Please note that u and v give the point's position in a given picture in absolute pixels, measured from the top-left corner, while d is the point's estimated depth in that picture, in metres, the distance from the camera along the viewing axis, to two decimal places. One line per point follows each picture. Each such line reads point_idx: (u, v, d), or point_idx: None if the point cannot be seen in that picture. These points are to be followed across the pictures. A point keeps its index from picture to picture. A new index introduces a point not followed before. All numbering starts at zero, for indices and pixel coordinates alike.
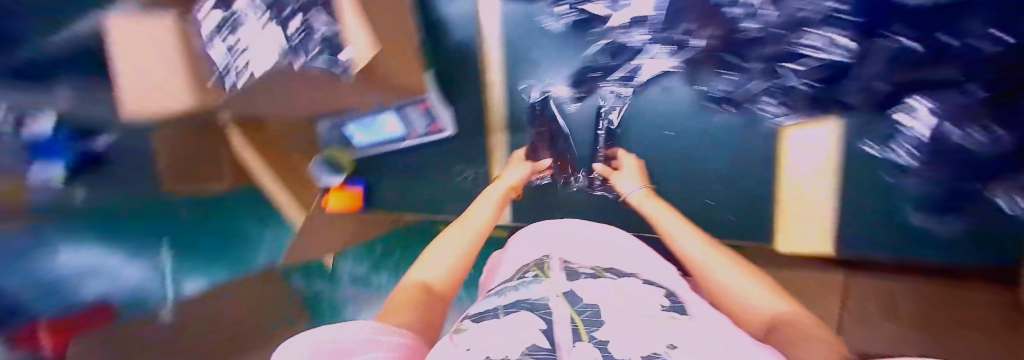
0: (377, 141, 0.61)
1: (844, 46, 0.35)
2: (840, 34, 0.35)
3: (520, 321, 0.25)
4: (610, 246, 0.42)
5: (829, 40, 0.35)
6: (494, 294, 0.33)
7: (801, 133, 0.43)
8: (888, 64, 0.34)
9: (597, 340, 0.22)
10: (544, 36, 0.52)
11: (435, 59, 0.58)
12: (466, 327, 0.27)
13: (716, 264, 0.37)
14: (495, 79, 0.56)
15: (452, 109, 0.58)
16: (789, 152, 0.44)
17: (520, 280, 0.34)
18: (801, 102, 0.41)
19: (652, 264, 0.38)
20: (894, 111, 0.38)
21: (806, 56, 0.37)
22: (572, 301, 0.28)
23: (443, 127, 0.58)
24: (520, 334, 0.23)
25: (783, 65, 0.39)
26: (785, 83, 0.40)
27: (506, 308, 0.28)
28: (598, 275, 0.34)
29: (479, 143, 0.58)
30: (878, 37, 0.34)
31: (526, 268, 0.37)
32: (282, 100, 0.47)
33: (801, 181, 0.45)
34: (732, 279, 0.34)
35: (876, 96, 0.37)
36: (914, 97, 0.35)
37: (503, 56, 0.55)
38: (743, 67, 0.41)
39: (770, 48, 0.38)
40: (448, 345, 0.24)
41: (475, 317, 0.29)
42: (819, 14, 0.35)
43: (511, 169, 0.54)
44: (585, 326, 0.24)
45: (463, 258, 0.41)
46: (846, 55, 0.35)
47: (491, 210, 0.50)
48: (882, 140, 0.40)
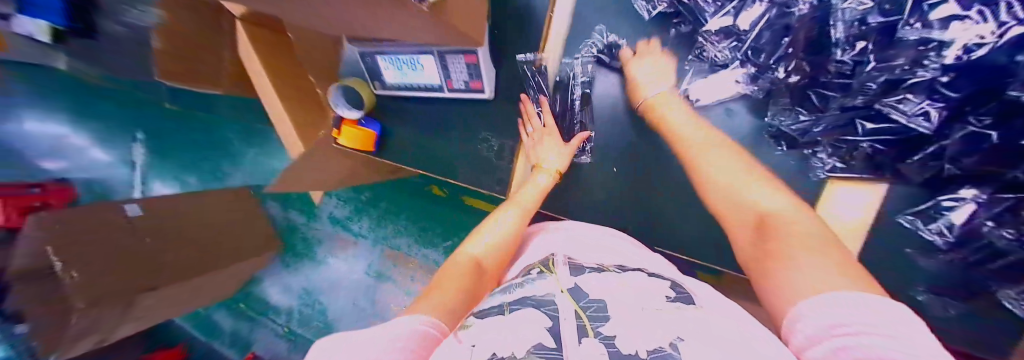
0: (407, 84, 0.56)
1: (930, 121, 0.32)
2: (934, 108, 0.31)
3: (524, 317, 0.24)
4: (616, 248, 0.41)
5: (920, 108, 0.32)
6: (501, 292, 0.31)
7: (850, 190, 0.41)
8: (964, 151, 0.32)
9: (603, 335, 0.21)
10: (623, 16, 0.48)
11: (498, 12, 0.52)
12: (470, 323, 0.25)
13: (715, 148, 0.37)
14: (554, 49, 0.51)
15: (497, 71, 0.53)
16: (831, 207, 0.41)
17: (524, 278, 0.32)
18: (860, 165, 0.39)
19: (665, 269, 0.38)
20: (944, 196, 0.37)
21: (889, 118, 0.35)
22: (576, 296, 0.26)
23: (483, 88, 0.52)
24: (524, 331, 0.22)
25: (862, 121, 0.37)
26: (852, 140, 0.38)
27: (511, 305, 0.27)
28: (603, 270, 0.32)
29: (512, 113, 0.54)
30: (959, 121, 0.31)
31: (529, 267, 0.36)
32: (339, 15, 0.40)
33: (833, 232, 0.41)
34: (728, 178, 0.34)
35: (939, 173, 0.35)
36: (969, 189, 0.35)
37: (570, 29, 0.50)
38: (817, 107, 0.39)
39: (860, 100, 0.35)
40: (453, 341, 0.24)
41: (480, 313, 0.27)
42: (926, 79, 0.30)
43: (549, 156, 0.49)
44: (590, 322, 0.22)
45: (507, 241, 0.42)
46: (929, 130, 0.32)
47: (535, 196, 0.47)
48: (921, 218, 0.39)
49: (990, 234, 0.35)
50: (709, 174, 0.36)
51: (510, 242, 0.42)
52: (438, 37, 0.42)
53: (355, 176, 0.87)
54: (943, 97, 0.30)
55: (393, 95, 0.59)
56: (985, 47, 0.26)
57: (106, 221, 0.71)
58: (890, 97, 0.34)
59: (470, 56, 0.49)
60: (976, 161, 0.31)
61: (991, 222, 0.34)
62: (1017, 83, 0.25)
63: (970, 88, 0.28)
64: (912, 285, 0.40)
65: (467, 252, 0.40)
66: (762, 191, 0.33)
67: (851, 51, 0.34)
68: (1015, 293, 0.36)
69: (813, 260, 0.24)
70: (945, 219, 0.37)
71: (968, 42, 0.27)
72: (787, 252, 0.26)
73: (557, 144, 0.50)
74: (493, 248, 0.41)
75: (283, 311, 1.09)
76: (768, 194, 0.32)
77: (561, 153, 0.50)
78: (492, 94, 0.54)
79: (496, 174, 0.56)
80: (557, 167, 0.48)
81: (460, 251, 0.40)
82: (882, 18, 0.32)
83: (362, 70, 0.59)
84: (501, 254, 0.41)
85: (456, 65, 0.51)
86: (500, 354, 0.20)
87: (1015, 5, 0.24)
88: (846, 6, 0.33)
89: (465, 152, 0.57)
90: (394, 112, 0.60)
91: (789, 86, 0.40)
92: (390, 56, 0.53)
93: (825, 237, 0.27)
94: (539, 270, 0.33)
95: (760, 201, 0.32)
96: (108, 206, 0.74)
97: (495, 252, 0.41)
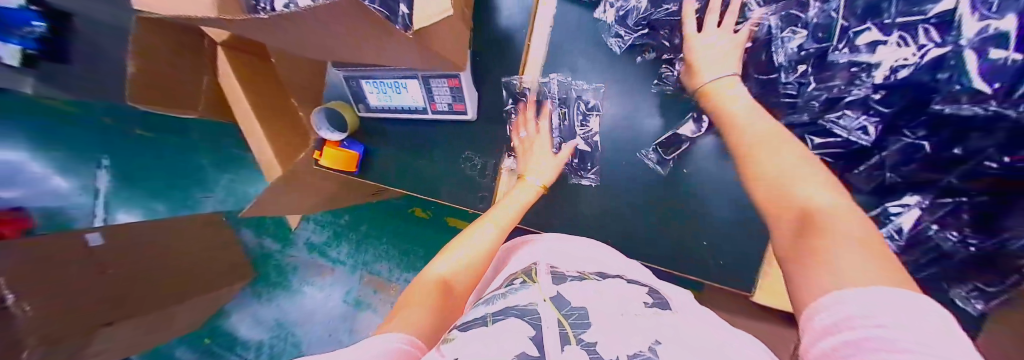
0: (390, 106, 0.57)
1: (869, 134, 0.36)
2: (871, 122, 0.36)
3: (508, 327, 0.24)
4: (597, 257, 0.43)
5: (859, 122, 0.36)
6: (485, 303, 0.31)
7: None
8: (904, 160, 0.36)
9: (585, 342, 0.22)
10: (591, 39, 0.51)
11: (477, 40, 0.55)
12: (454, 336, 0.25)
13: (770, 129, 0.30)
14: (534, 73, 0.54)
15: (479, 94, 0.56)
16: None
17: (508, 288, 0.33)
18: None
19: (640, 274, 0.40)
20: (891, 202, 0.40)
21: (836, 134, 0.38)
22: (558, 304, 0.28)
23: (466, 109, 0.54)
24: (507, 342, 0.22)
25: (811, 137, 0.40)
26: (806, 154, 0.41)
27: (494, 315, 0.27)
28: (584, 278, 0.34)
29: (493, 133, 0.56)
30: (892, 135, 0.36)
31: (513, 277, 0.36)
32: (326, 41, 0.41)
33: None
34: (779, 165, 0.27)
35: (881, 184, 0.39)
36: (912, 195, 0.38)
37: (547, 56, 0.53)
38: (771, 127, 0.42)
39: (807, 116, 0.39)
40: (436, 354, 0.23)
41: (463, 326, 0.27)
42: (863, 97, 0.35)
43: (535, 170, 0.50)
44: (572, 329, 0.24)
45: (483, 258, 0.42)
46: (868, 141, 0.37)
47: (513, 214, 0.46)
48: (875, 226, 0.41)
49: (937, 237, 0.38)
50: (761, 162, 0.28)
51: (483, 260, 0.42)
52: (423, 62, 0.44)
53: (336, 198, 0.85)
54: (877, 113, 0.35)
55: (376, 117, 0.60)
56: (909, 67, 0.31)
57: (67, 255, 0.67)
58: (832, 113, 0.38)
59: (453, 80, 0.51)
60: (917, 166, 0.36)
61: (936, 225, 0.38)
62: (939, 98, 0.30)
63: (903, 103, 0.33)
64: None
65: (434, 272, 0.38)
66: (811, 183, 0.25)
67: (794, 72, 0.38)
68: (964, 292, 0.40)
69: (850, 256, 0.18)
70: (894, 224, 0.40)
71: (894, 64, 0.32)
72: (834, 249, 0.20)
73: (550, 160, 0.50)
74: (462, 266, 0.40)
75: (251, 346, 1.02)
76: (829, 192, 0.24)
77: (551, 165, 0.50)
78: (474, 116, 0.56)
79: (480, 191, 0.57)
80: (540, 184, 0.49)
81: (429, 270, 0.39)
82: (817, 44, 0.36)
83: (346, 92, 0.59)
84: (473, 269, 0.41)
85: (440, 89, 0.53)
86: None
87: (929, 30, 0.30)
88: (784, 36, 0.38)
89: (447, 173, 0.58)
90: (376, 133, 0.61)
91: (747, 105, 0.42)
92: (376, 79, 0.55)
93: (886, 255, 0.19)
94: (522, 280, 0.34)
95: (813, 195, 0.24)
96: (68, 237, 0.69)
97: (465, 270, 0.40)
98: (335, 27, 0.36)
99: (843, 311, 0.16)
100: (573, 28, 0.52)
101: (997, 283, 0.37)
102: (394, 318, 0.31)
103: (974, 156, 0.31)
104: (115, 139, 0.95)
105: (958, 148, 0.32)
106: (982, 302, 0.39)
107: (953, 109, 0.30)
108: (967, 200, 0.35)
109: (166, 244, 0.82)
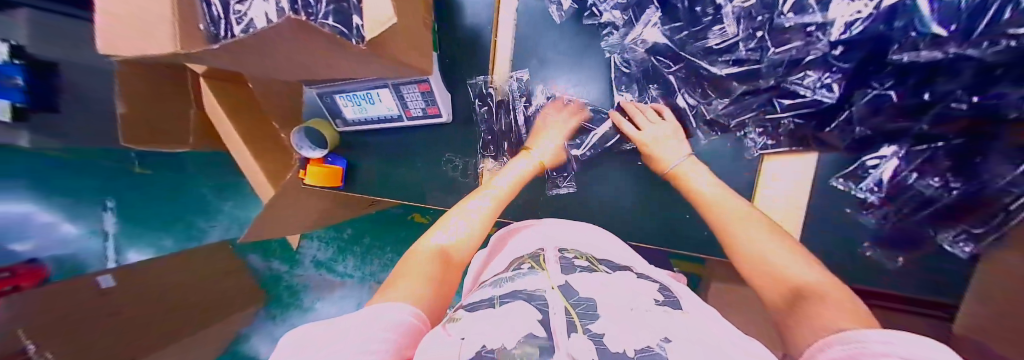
0: (367, 118, 0.58)
1: (833, 89, 0.37)
2: (832, 79, 0.36)
3: (517, 310, 0.24)
4: (596, 244, 0.41)
5: (821, 81, 0.37)
6: (490, 285, 0.32)
7: (783, 161, 0.45)
8: (868, 112, 0.36)
9: (592, 332, 0.21)
10: (549, 28, 0.52)
11: (442, 41, 0.56)
12: (460, 316, 0.25)
13: (737, 211, 0.41)
14: (501, 68, 0.54)
15: (452, 97, 0.56)
16: (767, 179, 0.47)
17: (515, 272, 0.33)
18: (787, 140, 0.43)
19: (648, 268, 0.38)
20: (868, 155, 0.40)
21: (801, 96, 0.39)
22: (566, 293, 0.26)
23: (439, 112, 0.55)
24: (515, 322, 0.22)
25: (781, 100, 0.41)
26: (776, 119, 0.42)
27: (502, 297, 0.27)
28: (593, 269, 0.32)
29: (471, 132, 0.57)
30: (858, 89, 0.36)
31: (519, 262, 0.36)
32: (287, 58, 0.40)
33: (772, 202, 0.47)
34: (757, 242, 0.37)
35: (856, 139, 0.40)
36: (886, 147, 0.39)
37: (512, 52, 0.54)
38: (740, 97, 0.42)
39: (770, 81, 0.40)
40: (442, 334, 0.23)
41: (471, 306, 0.27)
42: (822, 56, 0.36)
43: (540, 143, 0.53)
44: (580, 319, 0.23)
45: (478, 228, 0.43)
46: (833, 99, 0.37)
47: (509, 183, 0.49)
48: (851, 178, 0.43)
49: (918, 185, 0.38)
50: (742, 240, 0.38)
51: (480, 230, 0.43)
52: (391, 69, 0.44)
53: (333, 214, 0.87)
54: (839, 69, 0.36)
55: (355, 130, 0.61)
56: (863, 19, 0.31)
57: (78, 300, 0.68)
58: (793, 76, 0.38)
59: (423, 85, 0.51)
60: (886, 116, 0.35)
61: (915, 174, 0.38)
62: (896, 47, 0.31)
63: (857, 61, 0.34)
64: (860, 240, 0.45)
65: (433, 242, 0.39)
66: (785, 257, 0.34)
67: (752, 41, 0.39)
68: (951, 236, 0.39)
69: (835, 307, 0.26)
70: (873, 177, 0.41)
71: (848, 18, 0.32)
72: (808, 303, 0.28)
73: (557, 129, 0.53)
74: (460, 238, 0.41)
75: None
76: (796, 265, 0.33)
77: (556, 133, 0.53)
78: (450, 117, 0.57)
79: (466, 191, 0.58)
80: (542, 159, 0.52)
81: (423, 242, 0.40)
82: (767, 10, 0.37)
83: (323, 110, 0.61)
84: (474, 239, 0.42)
85: (411, 94, 0.53)
86: (490, 346, 0.19)
87: None
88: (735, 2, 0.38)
89: (434, 179, 0.60)
90: (361, 146, 0.62)
91: (712, 78, 0.43)
92: (347, 93, 0.55)
93: (842, 299, 0.28)
94: (531, 266, 0.33)
95: (789, 269, 0.33)
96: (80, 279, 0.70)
97: (462, 243, 0.41)
98: (293, 41, 0.34)
99: (874, 351, 0.16)
100: (533, 19, 0.52)
101: (982, 224, 0.36)
102: (390, 287, 0.31)
103: (940, 101, 0.32)
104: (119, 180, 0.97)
105: (927, 93, 0.32)
106: (972, 246, 0.38)
107: (911, 57, 0.30)
108: (943, 145, 0.34)
109: (173, 282, 0.83)
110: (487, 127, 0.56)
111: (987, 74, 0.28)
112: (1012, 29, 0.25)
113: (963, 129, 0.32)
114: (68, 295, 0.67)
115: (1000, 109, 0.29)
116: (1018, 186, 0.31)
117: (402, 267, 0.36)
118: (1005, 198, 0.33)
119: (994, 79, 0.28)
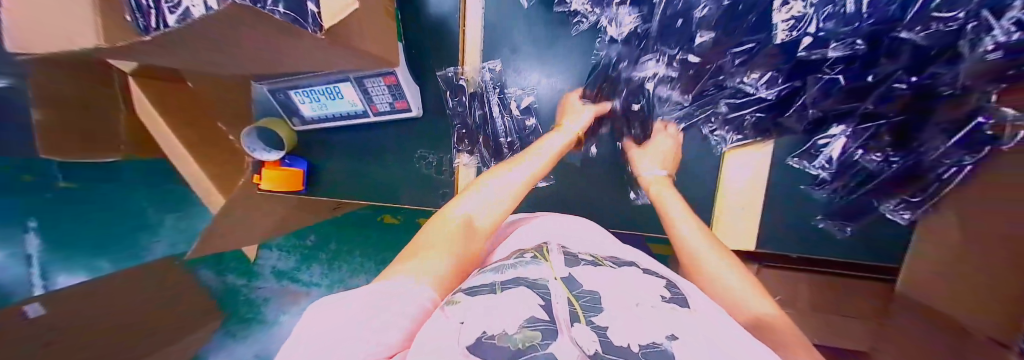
0: (328, 114, 0.55)
1: (774, 89, 0.39)
2: (768, 75, 0.38)
3: (516, 297, 0.21)
4: (595, 243, 0.37)
5: (762, 80, 0.38)
6: (492, 270, 0.28)
7: (744, 153, 0.52)
8: (820, 93, 0.37)
9: (594, 324, 0.19)
10: (519, 14, 0.51)
11: (408, 29, 0.53)
12: (459, 299, 0.22)
13: (709, 249, 0.34)
14: (471, 54, 0.53)
15: (422, 90, 0.54)
16: (729, 168, 0.54)
17: (517, 260, 0.29)
18: (752, 133, 0.47)
19: (649, 261, 0.36)
20: (822, 136, 0.43)
21: (744, 91, 0.41)
22: (570, 284, 0.24)
23: (409, 106, 0.53)
24: (518, 308, 0.20)
25: (738, 94, 0.42)
26: (739, 115, 0.45)
27: (504, 283, 0.24)
28: (598, 263, 0.29)
29: (444, 126, 0.55)
30: (806, 79, 0.36)
31: (522, 250, 0.32)
32: (211, 43, 0.34)
33: (732, 179, 0.54)
34: (723, 273, 0.31)
35: (805, 120, 0.41)
36: (840, 126, 0.40)
37: (484, 39, 0.52)
38: (704, 93, 0.44)
39: (718, 78, 0.41)
40: (441, 316, 0.20)
41: (471, 289, 0.24)
42: (762, 56, 0.36)
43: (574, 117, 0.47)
44: (583, 310, 0.21)
45: (507, 202, 0.35)
46: (774, 99, 0.40)
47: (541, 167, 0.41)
48: (807, 156, 0.47)
49: (863, 160, 0.41)
50: (709, 272, 0.31)
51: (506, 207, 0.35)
52: (350, 60, 0.42)
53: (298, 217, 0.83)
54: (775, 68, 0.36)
55: (315, 128, 0.58)
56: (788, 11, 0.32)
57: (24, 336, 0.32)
58: (738, 77, 0.39)
59: (388, 77, 0.49)
60: (836, 98, 0.37)
61: (860, 150, 0.40)
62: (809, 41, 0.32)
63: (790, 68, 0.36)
64: (816, 214, 0.49)
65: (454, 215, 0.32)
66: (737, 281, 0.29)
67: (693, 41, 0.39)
68: (892, 205, 0.43)
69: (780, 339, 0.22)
70: (824, 155, 0.44)
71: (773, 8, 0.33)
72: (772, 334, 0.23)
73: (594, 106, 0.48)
74: (489, 209, 0.34)
75: None
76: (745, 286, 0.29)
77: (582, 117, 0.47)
78: (420, 112, 0.55)
79: (441, 188, 0.57)
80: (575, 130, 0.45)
81: (447, 210, 0.33)
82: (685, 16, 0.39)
83: (275, 107, 0.57)
84: (502, 211, 0.35)
85: (376, 87, 0.50)
86: (490, 332, 0.17)
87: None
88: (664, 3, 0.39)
89: (410, 177, 0.58)
90: (322, 147, 0.60)
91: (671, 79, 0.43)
92: (309, 88, 0.51)
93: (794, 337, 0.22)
94: (534, 254, 0.30)
95: (744, 296, 0.28)
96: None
97: (489, 213, 0.34)
98: (252, 33, 0.31)
99: None
100: (499, 6, 0.51)
101: (921, 192, 0.38)
102: (413, 260, 0.27)
103: (882, 82, 0.33)
104: (42, 198, 0.42)
105: (870, 75, 0.33)
106: (910, 212, 0.41)
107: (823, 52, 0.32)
108: (886, 122, 0.36)
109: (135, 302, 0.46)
110: (461, 120, 0.54)
111: (923, 55, 0.28)
112: (936, 12, 0.26)
113: (904, 107, 0.34)
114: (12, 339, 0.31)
115: (935, 88, 0.30)
116: (951, 157, 0.33)
117: (425, 234, 0.31)
118: (940, 168, 0.35)
119: (932, 58, 0.28)
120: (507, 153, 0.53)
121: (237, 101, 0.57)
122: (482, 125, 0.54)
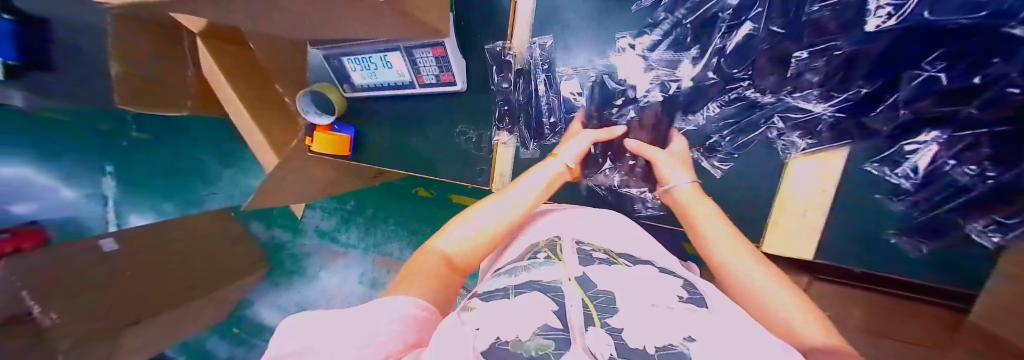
0: (377, 84, 0.57)
1: (833, 103, 0.38)
2: (828, 78, 0.36)
3: (530, 302, 0.22)
4: (627, 236, 0.37)
5: (825, 94, 0.37)
6: (504, 274, 0.28)
7: (808, 163, 0.43)
8: (913, 95, 0.33)
9: (609, 327, 0.19)
10: None
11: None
12: (475, 305, 0.24)
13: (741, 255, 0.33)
14: (519, 28, 0.51)
15: (466, 64, 0.54)
16: (790, 178, 0.45)
17: (531, 261, 0.29)
18: (828, 138, 0.40)
19: (669, 258, 0.34)
20: (908, 142, 0.36)
21: (799, 99, 0.39)
22: (584, 285, 0.24)
23: (454, 80, 0.53)
24: (528, 313, 0.20)
25: (794, 97, 0.39)
26: (811, 117, 0.40)
27: (516, 288, 0.24)
28: (612, 262, 0.29)
29: (485, 102, 0.55)
30: (903, 73, 0.33)
31: (535, 249, 0.33)
32: None
33: (796, 192, 0.45)
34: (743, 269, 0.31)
35: (894, 122, 0.36)
36: (931, 132, 0.34)
37: (533, 12, 0.50)
38: (757, 103, 0.42)
39: (775, 80, 0.39)
40: (458, 323, 0.22)
41: (486, 295, 0.25)
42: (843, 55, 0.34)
43: (567, 144, 0.48)
44: (597, 312, 0.21)
45: (492, 236, 0.36)
46: (842, 108, 0.37)
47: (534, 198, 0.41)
48: (890, 164, 0.39)
49: (953, 172, 0.35)
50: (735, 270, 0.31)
51: (491, 239, 0.36)
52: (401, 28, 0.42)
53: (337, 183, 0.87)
54: (848, 68, 0.35)
55: (362, 96, 0.60)
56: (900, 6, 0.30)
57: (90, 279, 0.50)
58: (796, 89, 0.39)
59: (437, 48, 0.49)
60: (933, 100, 0.32)
61: (953, 161, 0.34)
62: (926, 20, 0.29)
63: (870, 62, 0.33)
64: (885, 229, 0.43)
65: (437, 247, 0.34)
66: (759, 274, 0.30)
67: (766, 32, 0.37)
68: (979, 227, 0.37)
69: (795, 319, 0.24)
70: (910, 163, 0.37)
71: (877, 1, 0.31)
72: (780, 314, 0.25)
73: (597, 132, 0.49)
74: (472, 243, 0.35)
75: None
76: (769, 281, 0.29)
77: (582, 142, 0.47)
78: (463, 86, 0.55)
79: (478, 165, 0.58)
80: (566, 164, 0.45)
81: (431, 245, 0.35)
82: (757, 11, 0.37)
83: (329, 72, 0.59)
84: (488, 244, 0.36)
85: (424, 59, 0.51)
86: (503, 338, 0.18)
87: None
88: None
89: (450, 152, 0.59)
90: (371, 112, 0.61)
91: (721, 81, 0.42)
92: (357, 56, 0.53)
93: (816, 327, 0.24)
94: (546, 254, 0.30)
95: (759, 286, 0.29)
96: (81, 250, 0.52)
97: (472, 248, 0.34)
98: None
99: None
100: None
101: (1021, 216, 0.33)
102: (398, 284, 0.28)
103: (994, 83, 0.29)
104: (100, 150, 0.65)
105: (978, 77, 0.29)
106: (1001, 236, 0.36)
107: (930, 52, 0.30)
108: (987, 132, 0.31)
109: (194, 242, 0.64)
110: (504, 97, 0.54)
111: None
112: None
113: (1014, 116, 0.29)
114: (56, 275, 0.48)
115: None
116: None
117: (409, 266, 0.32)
118: None
119: None
120: (548, 134, 0.54)
121: (296, 66, 0.60)
122: (526, 104, 0.54)
